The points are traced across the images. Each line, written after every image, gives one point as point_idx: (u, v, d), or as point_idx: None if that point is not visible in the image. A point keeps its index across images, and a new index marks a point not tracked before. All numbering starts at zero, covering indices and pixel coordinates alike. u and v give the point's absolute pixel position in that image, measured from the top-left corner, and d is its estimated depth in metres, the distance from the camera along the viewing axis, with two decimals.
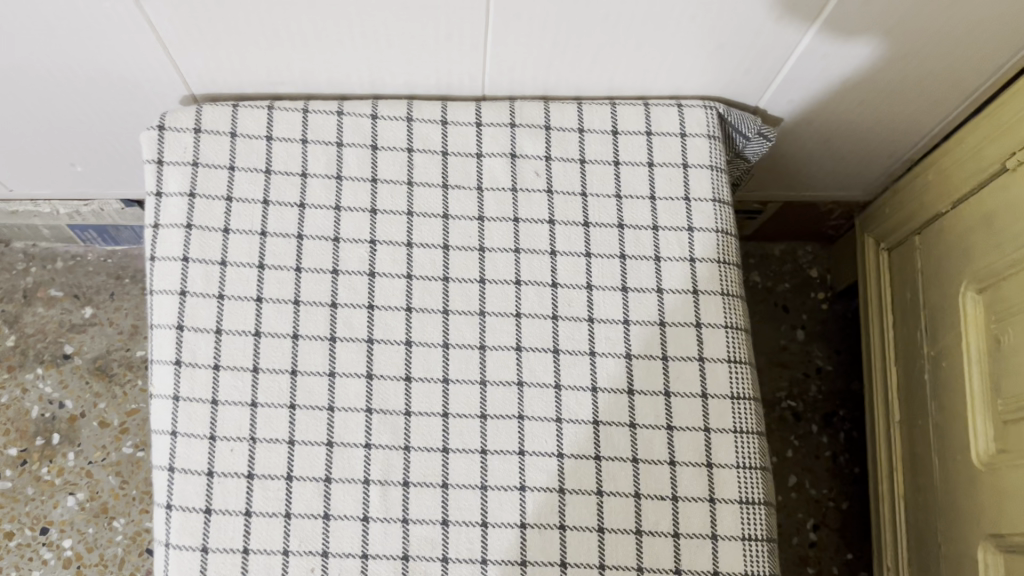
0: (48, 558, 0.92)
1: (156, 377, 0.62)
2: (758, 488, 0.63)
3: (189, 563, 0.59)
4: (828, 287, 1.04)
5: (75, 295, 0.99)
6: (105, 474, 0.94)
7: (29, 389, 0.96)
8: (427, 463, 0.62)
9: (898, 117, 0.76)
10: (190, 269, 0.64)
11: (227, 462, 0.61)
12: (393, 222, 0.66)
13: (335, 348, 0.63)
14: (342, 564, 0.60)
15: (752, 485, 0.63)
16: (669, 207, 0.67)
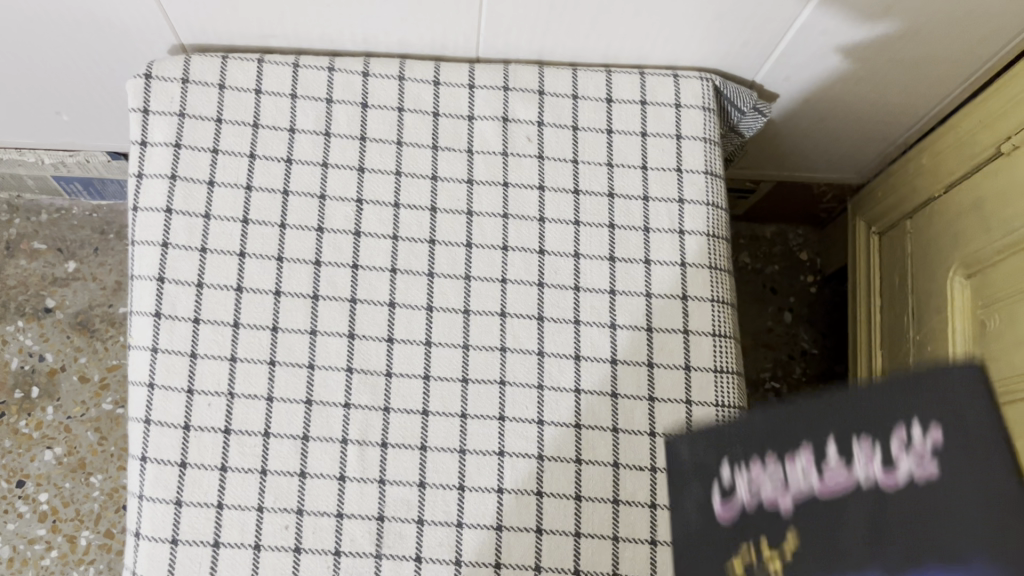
0: (24, 511, 0.91)
1: (135, 329, 0.62)
2: None
3: (162, 517, 0.59)
4: (818, 270, 1.04)
5: (58, 249, 0.98)
6: (84, 429, 0.94)
7: (9, 341, 0.95)
8: (406, 425, 0.61)
9: (895, 98, 0.75)
10: (173, 221, 0.63)
11: (204, 416, 0.60)
12: (381, 182, 0.65)
13: (317, 306, 0.62)
14: (317, 522, 0.59)
15: None
16: (661, 177, 0.67)
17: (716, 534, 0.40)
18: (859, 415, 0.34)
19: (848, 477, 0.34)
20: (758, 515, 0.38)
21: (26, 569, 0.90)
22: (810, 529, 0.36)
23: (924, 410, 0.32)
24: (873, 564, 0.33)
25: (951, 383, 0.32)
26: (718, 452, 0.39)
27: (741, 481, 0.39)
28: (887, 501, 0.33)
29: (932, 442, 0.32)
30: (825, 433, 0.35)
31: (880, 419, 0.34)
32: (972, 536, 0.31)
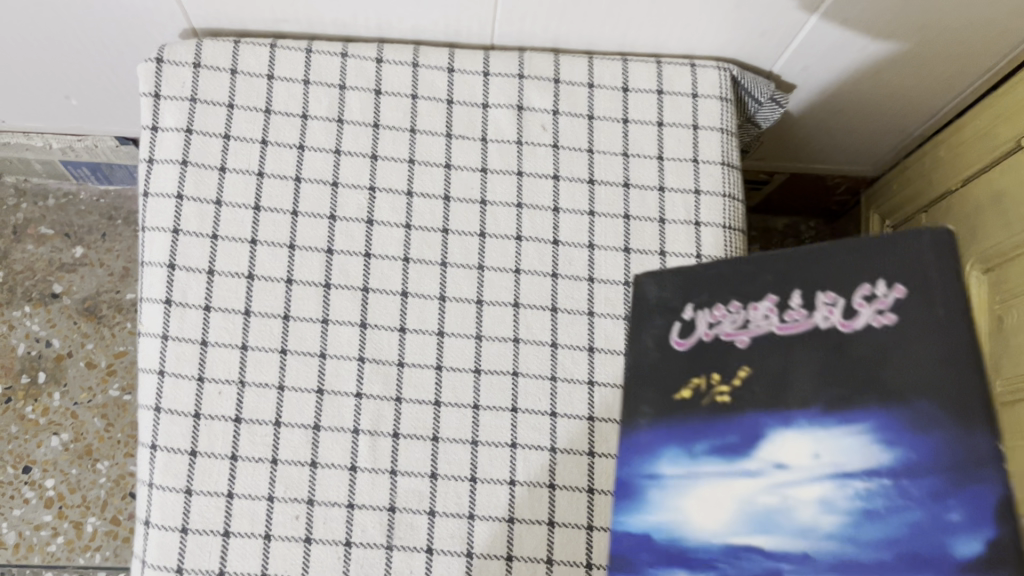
0: (30, 497, 0.91)
1: (145, 316, 0.61)
2: None
3: (172, 505, 0.58)
4: None
5: (65, 234, 0.97)
6: (91, 415, 0.93)
7: (16, 327, 0.94)
8: (418, 416, 0.61)
9: (914, 90, 0.74)
10: (184, 207, 0.62)
11: (214, 404, 0.60)
12: (394, 169, 0.64)
13: (329, 295, 0.62)
14: (328, 513, 0.59)
15: None
16: (678, 168, 0.66)
17: (672, 366, 0.48)
18: (818, 272, 0.43)
19: (804, 315, 0.43)
20: (717, 345, 0.46)
21: (32, 555, 0.89)
22: (761, 359, 0.44)
23: (895, 272, 0.40)
24: (816, 399, 0.41)
25: (918, 249, 0.40)
26: (686, 294, 0.48)
27: (708, 318, 0.47)
28: (835, 341, 0.42)
29: (894, 296, 0.40)
30: (792, 284, 0.44)
31: (848, 274, 0.42)
32: (919, 383, 0.38)
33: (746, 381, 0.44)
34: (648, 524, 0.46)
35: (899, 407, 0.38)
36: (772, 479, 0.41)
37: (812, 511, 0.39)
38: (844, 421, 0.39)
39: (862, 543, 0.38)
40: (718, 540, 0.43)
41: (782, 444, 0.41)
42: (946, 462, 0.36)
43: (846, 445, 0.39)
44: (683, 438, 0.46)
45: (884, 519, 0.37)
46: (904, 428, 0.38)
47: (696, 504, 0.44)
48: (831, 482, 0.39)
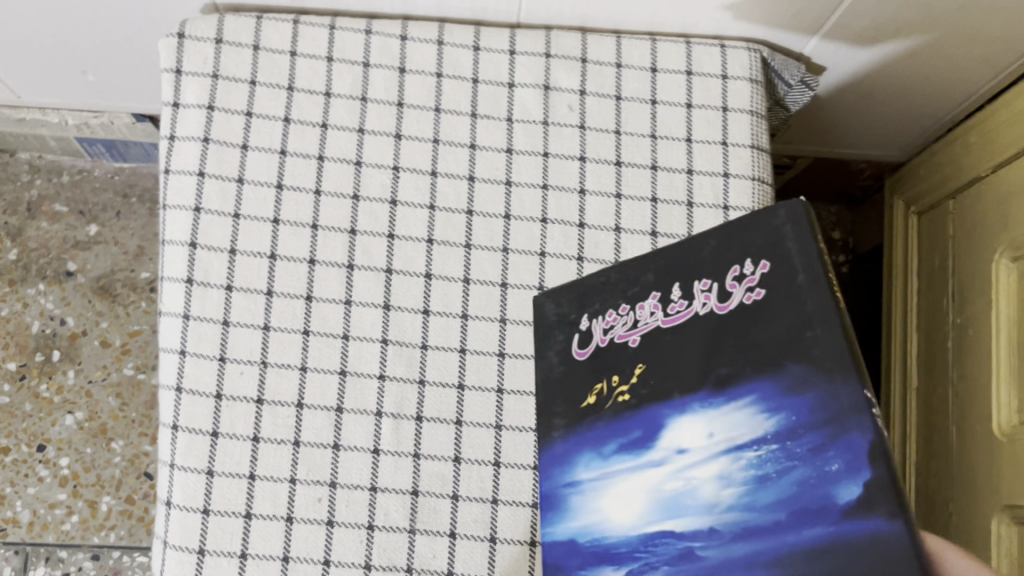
0: (45, 475, 0.90)
1: (166, 295, 0.60)
2: None
3: (193, 486, 0.57)
4: (850, 250, 1.02)
5: (80, 212, 0.96)
6: (106, 394, 0.93)
7: (31, 305, 0.94)
8: (441, 399, 0.60)
9: (946, 75, 0.73)
10: (206, 185, 0.61)
11: (235, 384, 0.59)
12: (418, 149, 0.63)
13: (352, 276, 0.61)
14: (350, 496, 0.58)
15: None
16: (706, 151, 0.65)
17: (579, 377, 0.50)
18: (694, 264, 0.46)
19: (685, 307, 0.46)
20: (615, 350, 0.49)
21: (47, 534, 0.89)
22: (655, 356, 0.47)
23: (760, 247, 0.45)
24: (703, 383, 0.44)
25: (777, 224, 0.44)
26: (582, 304, 0.51)
27: (603, 325, 0.49)
28: (718, 328, 0.45)
29: (762, 272, 0.44)
30: (670, 281, 0.47)
31: (719, 259, 0.46)
32: (791, 350, 0.42)
33: (645, 380, 0.47)
34: (574, 527, 0.48)
35: (775, 376, 0.42)
36: (675, 464, 0.44)
37: (713, 486, 0.43)
38: (726, 400, 0.43)
39: (758, 507, 0.41)
40: (637, 531, 0.45)
41: (680, 430, 0.45)
42: (819, 420, 0.40)
43: (732, 421, 0.43)
44: (596, 443, 0.48)
45: (776, 482, 0.41)
46: (780, 395, 0.42)
47: (613, 501, 0.47)
48: (727, 457, 0.42)
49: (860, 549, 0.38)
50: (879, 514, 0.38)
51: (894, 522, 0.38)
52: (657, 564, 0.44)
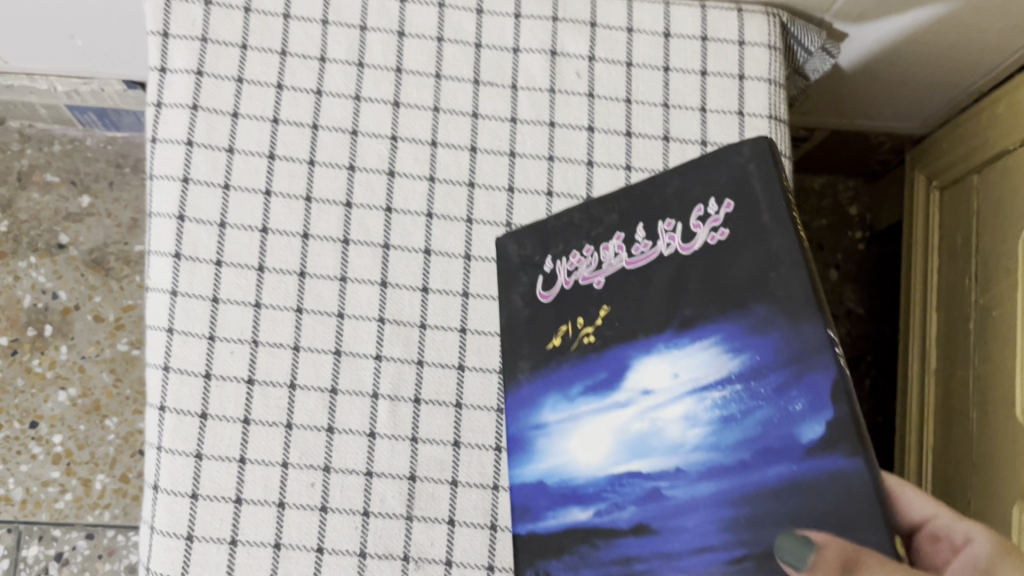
0: (38, 453, 0.88)
1: (153, 270, 0.58)
2: None
3: (181, 470, 0.55)
4: (867, 226, 0.99)
5: (72, 182, 0.93)
6: (99, 370, 0.90)
7: (22, 278, 0.91)
8: (441, 381, 0.57)
9: (971, 44, 0.69)
10: (194, 155, 0.58)
11: (226, 364, 0.56)
12: (417, 118, 0.60)
13: (348, 252, 0.58)
14: (345, 481, 0.55)
15: None
16: (721, 121, 0.61)
17: (542, 320, 0.48)
18: (659, 203, 0.44)
19: (649, 248, 0.44)
20: (578, 292, 0.47)
21: (40, 512, 0.87)
22: (619, 297, 0.45)
23: (724, 185, 0.43)
24: (668, 323, 0.43)
25: (741, 161, 0.42)
26: (545, 247, 0.49)
27: (566, 267, 0.48)
28: (681, 268, 0.43)
29: (725, 212, 0.42)
30: (635, 220, 0.45)
31: (683, 199, 0.44)
32: (757, 289, 0.40)
33: (609, 321, 0.45)
34: (541, 470, 0.47)
35: (738, 316, 0.41)
36: (640, 406, 0.43)
37: (678, 427, 0.41)
38: (692, 340, 0.42)
39: (722, 447, 0.40)
40: (603, 473, 0.43)
41: (645, 370, 0.43)
42: (783, 359, 0.39)
43: (696, 362, 0.41)
44: (562, 385, 0.46)
45: (740, 423, 0.39)
46: (744, 334, 0.40)
47: (579, 444, 0.45)
48: (692, 398, 0.41)
49: (821, 488, 0.37)
50: (842, 453, 0.37)
51: (857, 461, 0.37)
52: (623, 507, 0.42)
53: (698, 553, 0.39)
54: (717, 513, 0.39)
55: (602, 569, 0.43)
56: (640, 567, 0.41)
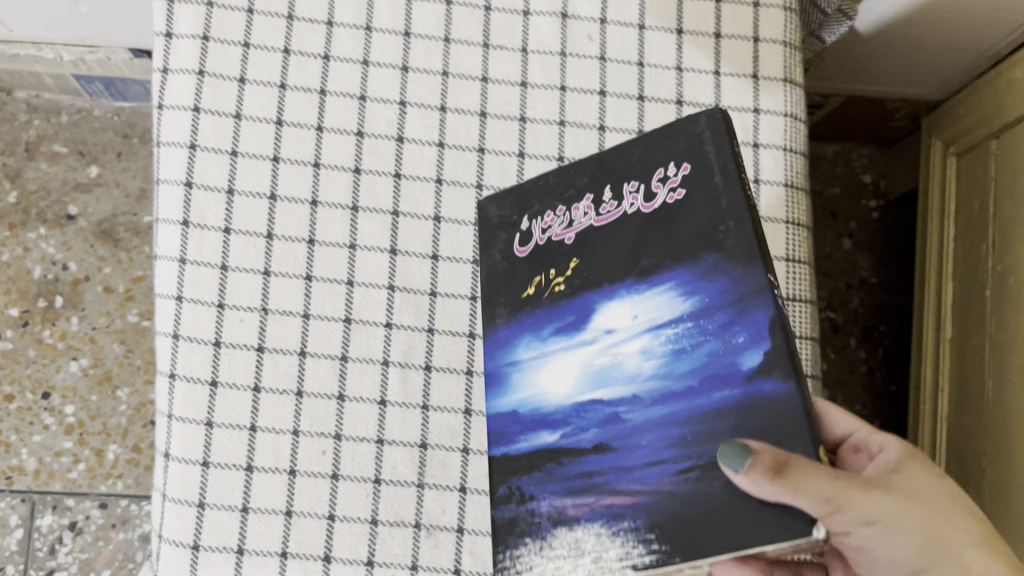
0: (50, 423, 0.89)
1: (161, 237, 0.57)
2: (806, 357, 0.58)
3: (192, 438, 0.55)
4: (881, 195, 0.98)
5: (80, 153, 0.93)
6: (110, 341, 0.90)
7: (32, 249, 0.91)
8: (451, 349, 0.57)
9: (989, 7, 0.67)
10: (202, 121, 0.58)
11: (235, 332, 0.56)
12: (426, 82, 0.59)
13: (357, 218, 0.58)
14: (355, 449, 0.55)
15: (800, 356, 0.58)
16: (735, 84, 0.60)
17: (515, 272, 0.50)
18: (623, 167, 0.46)
19: (615, 207, 0.46)
20: (552, 249, 0.48)
21: (53, 482, 0.88)
22: (584, 253, 0.47)
23: (682, 151, 0.45)
24: (627, 273, 0.45)
25: (697, 130, 0.45)
26: (522, 207, 0.50)
27: (540, 227, 0.49)
28: (644, 226, 0.45)
29: (683, 174, 0.45)
30: (603, 182, 0.47)
31: (644, 164, 0.46)
32: (707, 240, 0.43)
33: (578, 271, 0.46)
34: (510, 404, 0.48)
35: (689, 263, 0.43)
36: (602, 342, 0.45)
37: (636, 360, 0.43)
38: (649, 286, 0.44)
39: (674, 376, 0.42)
40: (569, 403, 0.45)
41: (606, 314, 0.45)
42: (728, 301, 0.42)
43: (653, 303, 0.44)
44: (529, 330, 0.48)
45: (691, 358, 0.42)
46: (695, 280, 0.43)
47: (544, 381, 0.46)
48: (648, 336, 0.43)
49: (762, 412, 0.40)
50: (778, 378, 0.40)
51: (790, 385, 0.40)
52: (585, 431, 0.44)
53: (652, 466, 0.42)
54: (669, 434, 0.42)
55: (566, 483, 0.45)
56: (600, 480, 0.43)
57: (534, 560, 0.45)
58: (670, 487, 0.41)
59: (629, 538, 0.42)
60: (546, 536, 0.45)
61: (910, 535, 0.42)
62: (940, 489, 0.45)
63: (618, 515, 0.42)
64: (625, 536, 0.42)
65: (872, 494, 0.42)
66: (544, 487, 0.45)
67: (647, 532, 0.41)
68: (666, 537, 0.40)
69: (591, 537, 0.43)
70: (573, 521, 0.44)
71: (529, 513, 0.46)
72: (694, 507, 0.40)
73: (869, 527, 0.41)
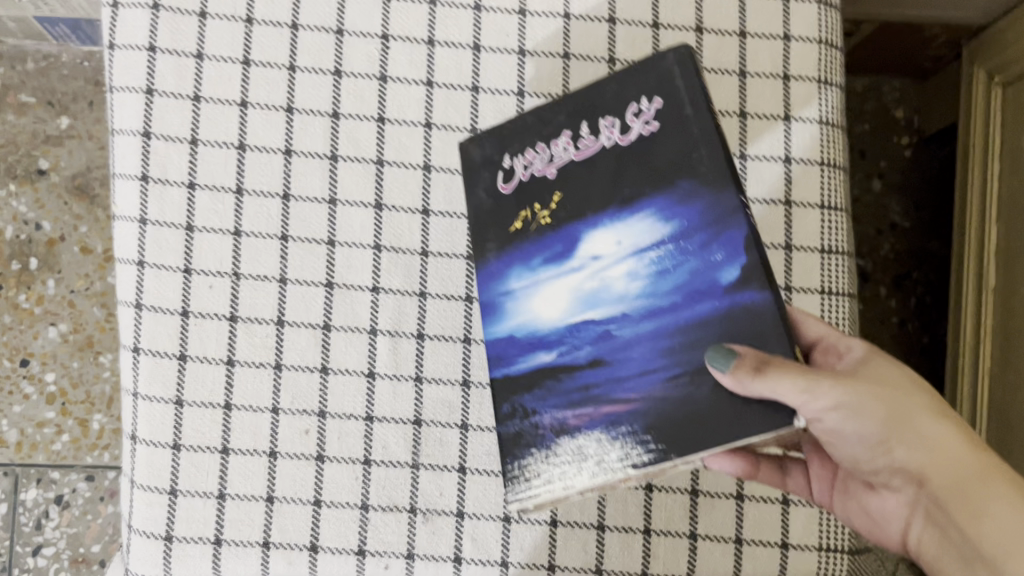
0: (30, 393, 0.83)
1: (118, 195, 0.51)
2: (843, 314, 0.52)
3: (160, 418, 0.49)
4: (915, 131, 0.90)
5: (49, 103, 0.86)
6: (90, 305, 0.85)
7: (2, 208, 0.85)
8: (446, 314, 0.51)
9: None
10: (158, 62, 0.51)
11: (204, 300, 0.50)
12: (411, 13, 0.52)
13: (336, 170, 0.51)
14: (342, 427, 0.50)
15: (837, 314, 0.52)
16: (763, 8, 0.53)
17: (501, 212, 0.43)
18: (597, 98, 0.41)
19: (593, 143, 0.41)
20: (533, 188, 0.43)
21: (37, 454, 0.83)
22: (565, 188, 0.42)
23: (653, 85, 0.40)
24: (607, 201, 0.41)
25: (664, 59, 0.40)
26: (502, 144, 0.44)
27: (520, 164, 0.43)
28: (621, 161, 0.41)
29: (657, 108, 0.40)
30: (577, 115, 0.42)
31: (617, 93, 0.41)
32: (683, 164, 0.39)
33: (560, 207, 0.42)
34: (505, 331, 0.43)
35: (667, 186, 0.40)
36: (589, 271, 0.41)
37: (622, 283, 0.40)
38: (630, 211, 0.40)
39: (660, 294, 0.39)
40: (562, 324, 0.41)
41: (589, 244, 0.41)
42: (707, 222, 0.39)
43: (636, 225, 0.40)
44: (512, 265, 0.43)
45: (674, 281, 0.39)
46: (674, 204, 0.39)
47: (532, 313, 0.42)
48: (632, 261, 0.40)
49: (746, 323, 0.37)
50: (756, 289, 0.38)
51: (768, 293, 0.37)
52: (579, 348, 0.40)
53: (643, 375, 0.39)
54: (659, 345, 0.39)
55: (567, 397, 0.41)
56: (597, 391, 0.40)
57: (541, 468, 0.41)
58: (663, 393, 0.38)
59: (628, 441, 0.39)
60: (550, 445, 0.41)
61: (875, 415, 0.40)
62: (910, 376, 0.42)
63: (615, 422, 0.39)
64: (623, 440, 0.39)
65: (844, 380, 0.39)
66: (545, 402, 0.41)
67: (645, 433, 0.38)
68: (662, 438, 0.38)
69: (593, 441, 0.40)
70: (574, 431, 0.40)
71: (532, 427, 0.41)
72: (684, 407, 0.38)
73: (839, 411, 0.39)
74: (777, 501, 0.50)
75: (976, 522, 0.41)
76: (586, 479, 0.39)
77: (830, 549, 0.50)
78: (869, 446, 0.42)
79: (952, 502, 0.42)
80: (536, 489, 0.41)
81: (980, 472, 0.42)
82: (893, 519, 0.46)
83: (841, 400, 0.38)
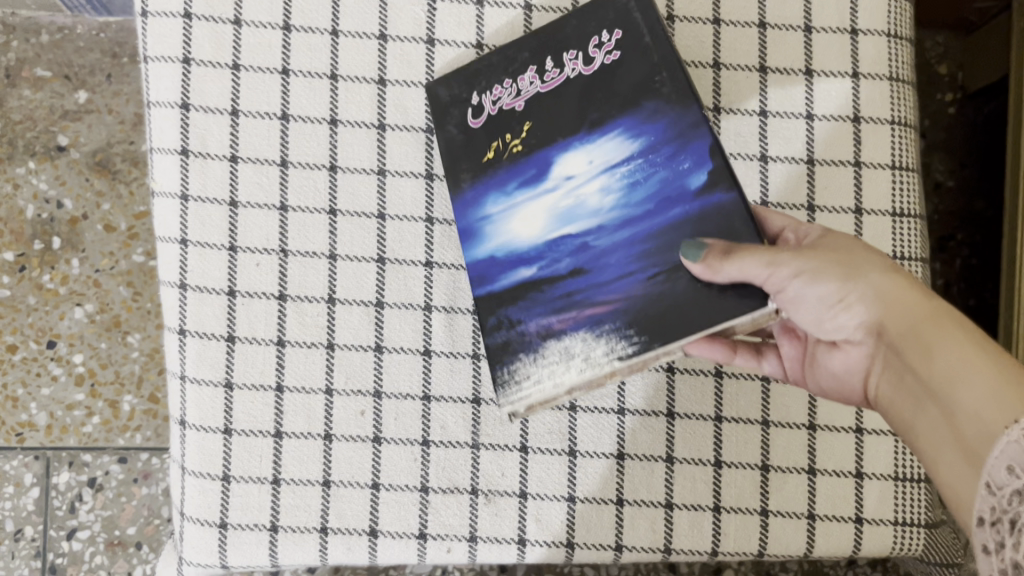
0: (59, 374, 0.80)
1: (157, 170, 0.48)
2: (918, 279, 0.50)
3: (210, 402, 0.48)
4: (958, 87, 0.87)
5: (66, 77, 0.82)
6: (116, 284, 0.81)
7: (22, 186, 0.81)
8: None
9: None
10: (195, 30, 0.48)
11: (252, 279, 0.48)
12: None
13: (384, 139, 0.49)
14: (398, 407, 0.48)
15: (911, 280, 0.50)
16: None
17: (471, 143, 0.45)
18: (562, 36, 0.44)
19: (557, 75, 0.44)
20: (502, 119, 0.45)
21: (68, 437, 0.79)
22: (535, 117, 0.44)
23: (612, 20, 0.43)
24: (578, 125, 0.43)
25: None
26: (470, 83, 0.46)
27: (488, 99, 0.45)
28: (587, 89, 0.43)
29: (617, 39, 0.43)
30: (544, 52, 0.45)
31: (580, 31, 0.44)
32: (646, 88, 0.42)
33: (532, 133, 0.44)
34: (485, 254, 0.44)
35: (632, 108, 0.42)
36: (564, 189, 0.43)
37: (596, 198, 0.42)
38: (599, 133, 0.42)
39: (633, 206, 0.41)
40: (541, 240, 0.42)
41: (563, 164, 0.43)
42: (670, 136, 0.41)
43: (605, 144, 0.42)
44: (489, 191, 0.45)
45: (643, 191, 0.41)
46: (640, 123, 0.42)
47: (512, 232, 0.43)
48: (604, 177, 0.42)
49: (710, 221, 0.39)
50: (723, 190, 0.39)
51: (735, 194, 0.38)
52: (558, 260, 0.42)
53: (621, 278, 0.40)
54: (634, 250, 0.40)
55: (552, 304, 0.42)
56: (579, 297, 0.41)
57: (531, 370, 0.42)
58: (641, 292, 0.40)
59: (612, 337, 0.40)
60: (537, 348, 0.42)
61: (831, 276, 0.39)
62: (863, 245, 0.41)
63: (597, 322, 0.40)
64: (607, 337, 0.40)
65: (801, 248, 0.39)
66: (531, 311, 0.42)
67: (626, 328, 0.40)
68: (642, 330, 0.39)
69: (578, 341, 0.41)
70: (560, 334, 0.41)
71: (519, 335, 0.42)
72: (661, 303, 0.39)
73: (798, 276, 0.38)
74: (850, 475, 0.48)
75: (929, 365, 0.38)
76: (574, 375, 0.40)
77: (905, 524, 0.49)
78: (827, 303, 0.40)
79: (906, 346, 0.39)
80: (527, 391, 0.41)
81: (928, 315, 0.39)
82: (854, 375, 0.43)
83: (799, 263, 0.38)
